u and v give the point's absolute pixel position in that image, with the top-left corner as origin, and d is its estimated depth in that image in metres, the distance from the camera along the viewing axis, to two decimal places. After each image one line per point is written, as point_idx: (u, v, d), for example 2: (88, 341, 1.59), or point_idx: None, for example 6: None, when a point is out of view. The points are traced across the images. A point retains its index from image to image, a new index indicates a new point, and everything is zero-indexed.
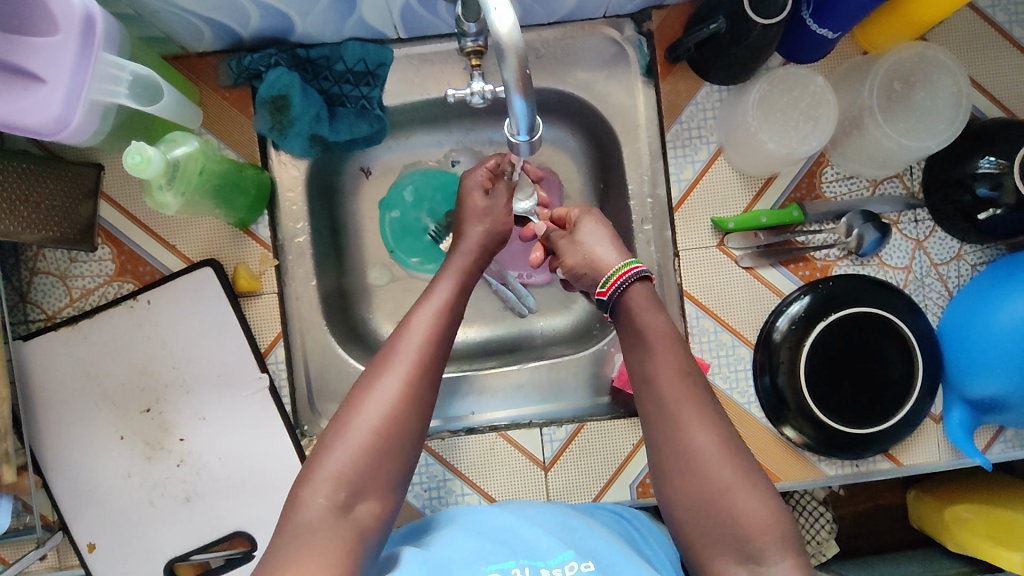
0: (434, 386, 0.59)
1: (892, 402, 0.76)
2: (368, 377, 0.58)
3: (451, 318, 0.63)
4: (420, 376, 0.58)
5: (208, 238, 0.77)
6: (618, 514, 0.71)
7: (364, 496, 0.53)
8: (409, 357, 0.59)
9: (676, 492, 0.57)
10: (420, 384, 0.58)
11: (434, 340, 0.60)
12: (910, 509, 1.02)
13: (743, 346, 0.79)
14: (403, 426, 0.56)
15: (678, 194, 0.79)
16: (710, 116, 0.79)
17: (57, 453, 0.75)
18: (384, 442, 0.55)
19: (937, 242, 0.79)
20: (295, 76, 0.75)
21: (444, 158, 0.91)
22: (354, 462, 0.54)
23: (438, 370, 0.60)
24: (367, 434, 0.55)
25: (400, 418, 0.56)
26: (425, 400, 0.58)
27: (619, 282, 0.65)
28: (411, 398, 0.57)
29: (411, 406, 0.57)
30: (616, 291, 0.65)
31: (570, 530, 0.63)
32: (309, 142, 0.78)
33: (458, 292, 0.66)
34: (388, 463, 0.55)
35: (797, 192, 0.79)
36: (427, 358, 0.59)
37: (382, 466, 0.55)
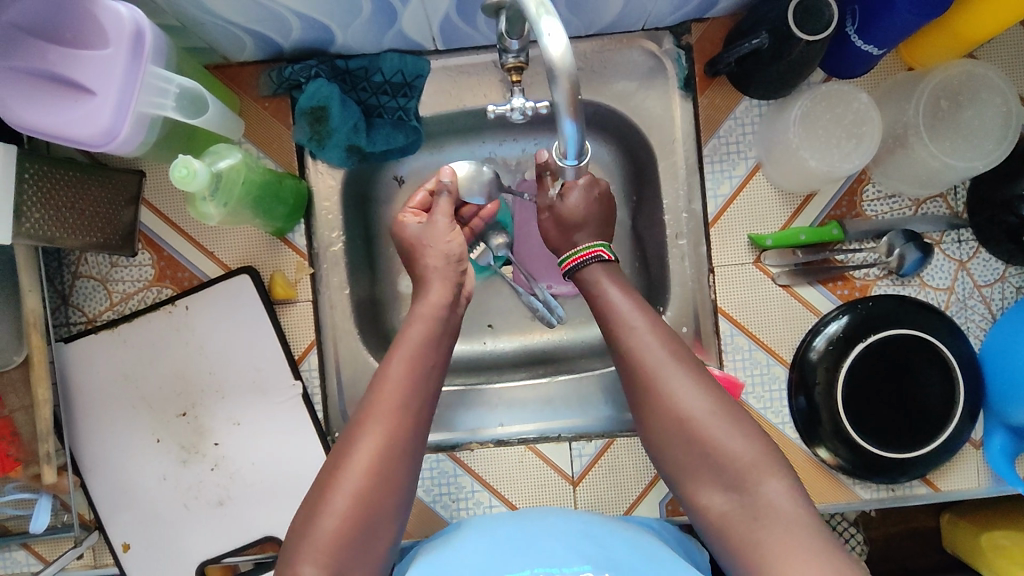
0: (409, 455, 0.57)
1: (928, 430, 0.75)
2: (337, 455, 0.56)
3: (425, 369, 0.60)
4: (386, 452, 0.56)
5: (245, 245, 0.78)
6: (648, 526, 0.70)
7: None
8: (377, 432, 0.56)
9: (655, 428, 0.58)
10: (394, 456, 0.56)
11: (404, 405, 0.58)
12: (944, 532, 0.99)
13: (777, 365, 0.78)
14: (375, 507, 0.54)
15: (714, 210, 0.79)
16: (749, 131, 0.78)
17: (95, 455, 0.76)
18: (359, 527, 0.53)
19: (981, 263, 0.77)
20: (334, 87, 0.75)
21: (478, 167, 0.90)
22: (331, 549, 0.52)
23: (413, 435, 0.58)
24: (340, 520, 0.53)
25: (373, 500, 0.54)
26: (396, 476, 0.56)
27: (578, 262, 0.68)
28: (379, 477, 0.55)
29: (382, 486, 0.55)
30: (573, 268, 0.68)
31: (589, 539, 0.62)
32: (347, 153, 0.79)
33: (429, 343, 0.62)
34: (365, 545, 0.54)
35: (837, 211, 0.78)
36: (395, 429, 0.57)
37: (360, 546, 0.54)
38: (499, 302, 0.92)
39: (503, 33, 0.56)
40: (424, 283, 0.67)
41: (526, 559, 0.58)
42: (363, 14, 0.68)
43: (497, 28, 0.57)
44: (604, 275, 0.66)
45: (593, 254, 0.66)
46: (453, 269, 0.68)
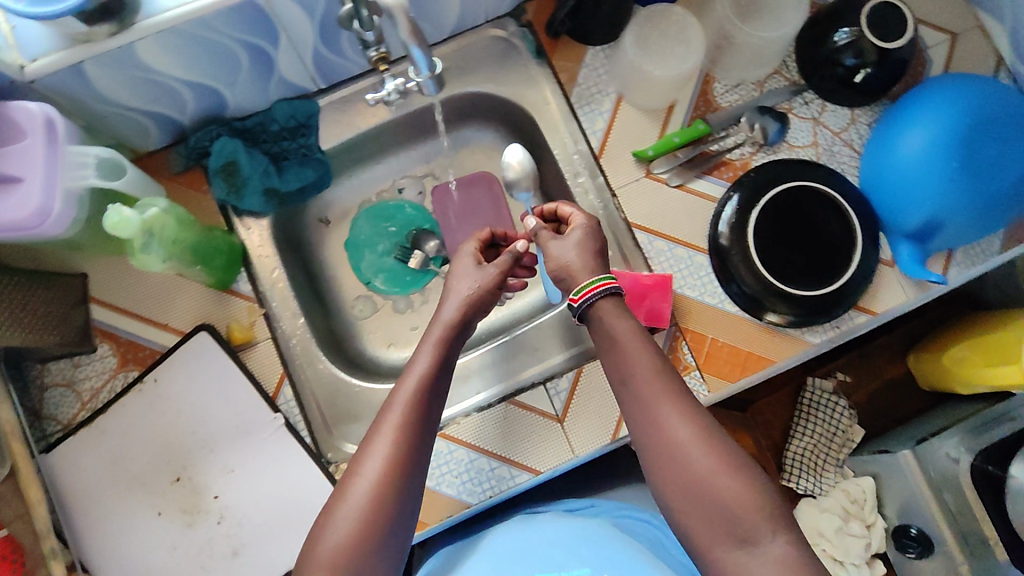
0: (419, 458, 0.62)
1: (842, 261, 0.82)
2: (354, 462, 0.62)
3: (433, 389, 0.66)
4: (400, 453, 0.61)
5: (196, 307, 0.83)
6: (649, 526, 0.76)
7: None
8: (389, 436, 0.62)
9: (664, 475, 0.61)
10: (406, 457, 0.61)
11: (414, 419, 0.63)
12: (916, 372, 1.07)
13: (698, 255, 0.86)
14: (387, 509, 0.59)
15: (597, 143, 0.88)
16: (602, 72, 0.89)
17: (102, 549, 0.77)
18: (371, 528, 0.58)
19: (831, 115, 0.89)
20: (236, 141, 0.82)
21: (392, 187, 1.01)
22: (346, 548, 0.57)
23: (419, 447, 0.63)
24: (354, 520, 0.58)
25: (385, 504, 0.59)
26: (410, 477, 0.61)
27: (589, 296, 0.68)
28: (393, 477, 0.60)
29: (396, 488, 0.60)
30: (584, 305, 0.68)
31: (589, 543, 0.68)
32: (265, 197, 0.85)
33: (440, 362, 0.68)
34: (380, 544, 0.58)
35: (697, 111, 0.89)
36: (410, 433, 0.62)
37: (375, 547, 0.58)
38: None
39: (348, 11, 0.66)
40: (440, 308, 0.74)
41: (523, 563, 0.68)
42: (243, 68, 0.77)
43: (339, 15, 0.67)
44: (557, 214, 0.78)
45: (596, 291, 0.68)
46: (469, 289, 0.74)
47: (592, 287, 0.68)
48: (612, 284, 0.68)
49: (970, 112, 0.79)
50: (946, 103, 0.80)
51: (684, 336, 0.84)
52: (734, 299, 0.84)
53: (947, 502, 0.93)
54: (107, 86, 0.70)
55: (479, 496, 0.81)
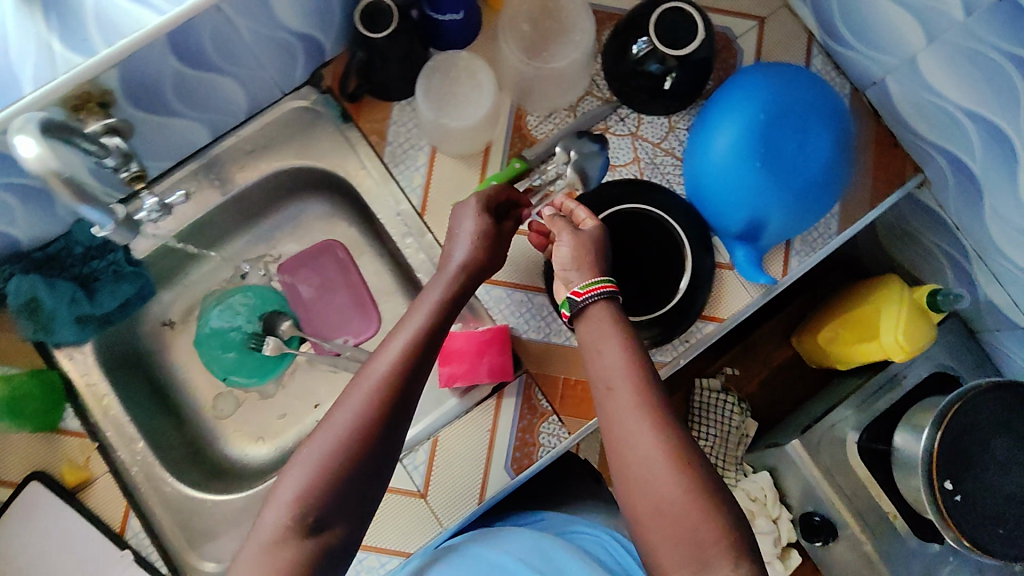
0: (405, 404, 0.63)
1: (677, 275, 0.83)
2: (347, 389, 0.63)
3: (422, 346, 0.66)
4: (389, 394, 0.62)
5: (24, 455, 0.78)
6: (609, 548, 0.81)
7: (331, 522, 0.58)
8: (381, 370, 0.63)
9: (623, 464, 0.63)
10: (388, 402, 0.62)
11: (393, 375, 0.63)
12: (803, 351, 1.06)
13: (536, 296, 0.84)
14: (365, 448, 0.60)
15: (418, 200, 0.85)
16: (411, 126, 0.86)
17: None
18: (342, 468, 0.59)
19: (650, 126, 0.87)
20: (34, 276, 0.79)
21: (235, 274, 0.97)
22: (307, 490, 0.58)
23: (401, 402, 0.63)
24: (318, 465, 0.59)
25: (342, 468, 0.59)
26: (382, 428, 0.61)
27: (596, 291, 0.69)
28: (374, 420, 0.61)
29: (370, 435, 0.60)
30: (590, 297, 0.69)
31: (542, 554, 0.75)
32: (80, 324, 0.81)
33: (447, 304, 0.69)
34: (353, 486, 0.59)
35: (514, 148, 0.86)
36: (394, 377, 0.63)
37: (339, 495, 0.59)
38: (315, 379, 0.96)
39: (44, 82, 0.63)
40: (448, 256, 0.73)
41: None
42: (14, 205, 0.73)
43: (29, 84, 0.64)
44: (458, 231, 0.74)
45: (604, 290, 0.69)
46: (464, 242, 0.73)
47: (596, 288, 0.69)
48: (610, 286, 0.69)
49: (767, 106, 0.77)
50: (743, 99, 0.78)
51: (537, 381, 0.82)
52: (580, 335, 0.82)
53: (840, 485, 0.92)
54: None
55: None
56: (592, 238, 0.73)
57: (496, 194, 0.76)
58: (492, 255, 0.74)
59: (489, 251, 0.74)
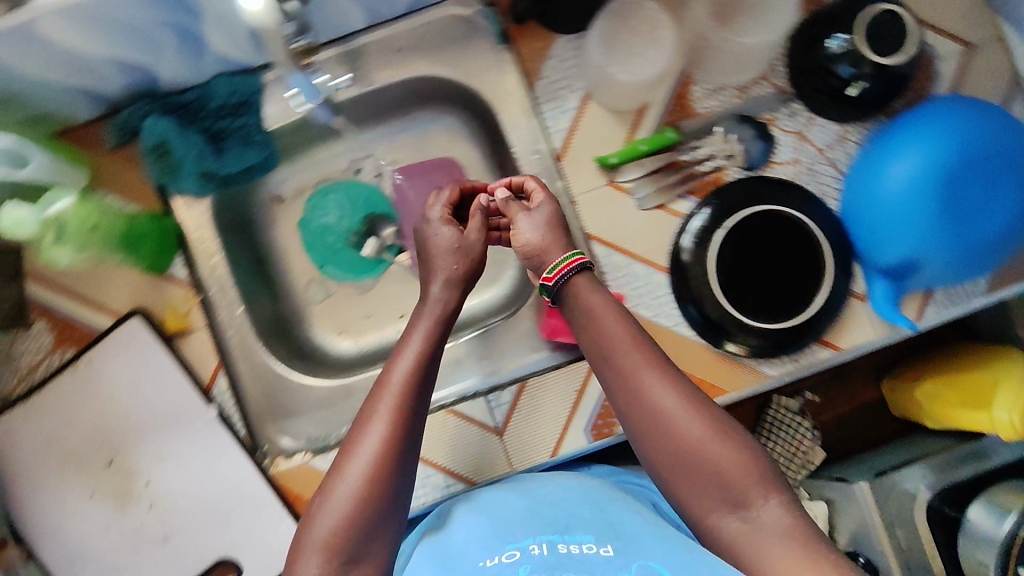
0: (411, 447, 0.62)
1: (807, 291, 0.77)
2: (352, 438, 0.61)
3: (419, 385, 0.64)
4: (389, 444, 0.60)
5: (131, 290, 0.81)
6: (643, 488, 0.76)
7: (361, 559, 0.57)
8: (378, 429, 0.61)
9: (657, 449, 0.59)
10: (398, 451, 0.60)
11: (403, 408, 0.62)
12: (889, 397, 1.03)
13: (657, 273, 0.81)
14: (386, 498, 0.59)
15: (560, 143, 0.82)
16: (569, 64, 0.82)
17: (36, 525, 0.79)
18: (363, 511, 0.58)
19: (819, 130, 0.81)
20: (167, 121, 0.79)
21: (350, 167, 0.96)
22: (341, 529, 0.57)
23: (410, 437, 0.62)
24: (351, 501, 0.58)
25: (380, 487, 0.59)
26: (400, 468, 0.60)
27: (565, 270, 0.66)
28: (384, 471, 0.59)
29: (387, 482, 0.59)
30: (560, 278, 0.66)
31: (592, 506, 0.66)
32: (202, 180, 0.82)
33: (429, 355, 0.66)
34: (378, 528, 0.59)
35: (671, 116, 0.81)
36: (394, 428, 0.61)
37: (375, 531, 0.58)
38: (406, 291, 0.96)
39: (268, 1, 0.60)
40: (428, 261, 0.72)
41: (531, 528, 0.63)
42: (169, 45, 0.72)
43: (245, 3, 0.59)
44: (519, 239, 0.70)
45: (572, 265, 0.66)
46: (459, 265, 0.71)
47: (570, 262, 0.66)
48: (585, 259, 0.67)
49: (961, 147, 0.71)
50: (936, 132, 0.72)
51: None
52: (690, 324, 0.79)
53: (898, 539, 0.89)
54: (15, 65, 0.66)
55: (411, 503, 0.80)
56: (547, 212, 0.71)
57: (456, 197, 0.77)
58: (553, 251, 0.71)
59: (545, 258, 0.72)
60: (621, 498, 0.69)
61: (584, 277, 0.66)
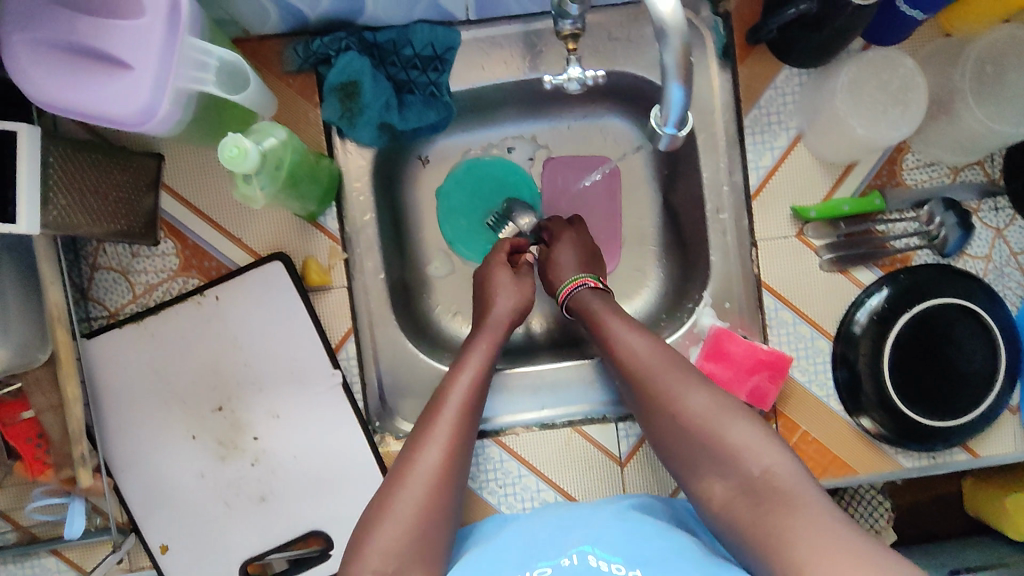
0: (464, 461, 0.65)
1: (970, 396, 0.75)
2: (411, 448, 0.65)
3: (472, 406, 0.68)
4: (448, 456, 0.64)
5: (274, 229, 0.75)
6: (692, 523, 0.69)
7: (413, 569, 0.57)
8: (442, 437, 0.65)
9: (672, 443, 0.64)
10: (453, 461, 0.64)
11: (459, 426, 0.66)
12: (966, 496, 1.02)
13: (822, 338, 0.78)
14: (440, 506, 0.61)
15: (755, 182, 0.77)
16: (790, 101, 0.77)
17: (125, 453, 0.73)
18: (424, 519, 0.60)
19: (1018, 231, 0.78)
20: (365, 60, 0.72)
21: (501, 144, 0.90)
22: (400, 536, 0.58)
23: (463, 453, 0.66)
24: (411, 508, 0.60)
25: (437, 500, 0.61)
26: (455, 478, 0.64)
27: (570, 288, 0.78)
28: (443, 478, 0.62)
29: (443, 489, 0.62)
30: (568, 296, 0.78)
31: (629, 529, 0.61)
32: (379, 131, 0.76)
33: (477, 384, 0.70)
34: (432, 538, 0.60)
35: (877, 180, 0.77)
36: (452, 440, 0.65)
37: (429, 538, 0.60)
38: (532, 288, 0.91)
39: (567, 79, 0.58)
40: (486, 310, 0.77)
41: (559, 547, 0.58)
42: None
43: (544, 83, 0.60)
44: (600, 299, 0.76)
45: (580, 283, 0.78)
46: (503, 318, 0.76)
47: (577, 282, 0.78)
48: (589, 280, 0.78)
49: None
50: None
51: (777, 419, 0.78)
52: (835, 384, 0.77)
53: None
54: None
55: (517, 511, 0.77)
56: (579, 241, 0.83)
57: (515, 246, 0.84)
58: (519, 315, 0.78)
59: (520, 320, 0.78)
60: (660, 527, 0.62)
61: (587, 292, 0.77)
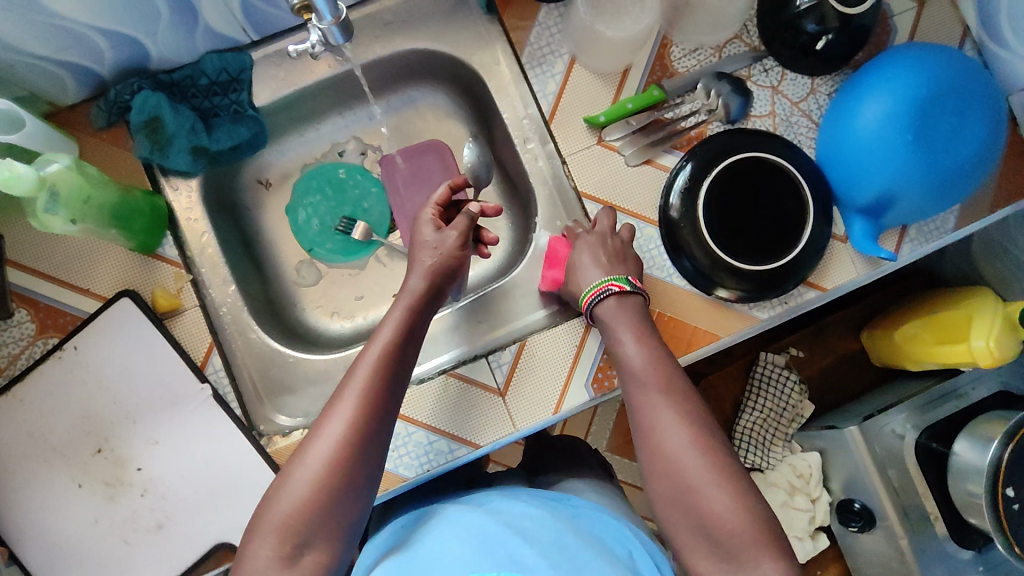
0: (380, 427, 0.62)
1: (792, 235, 0.80)
2: (319, 421, 0.62)
3: (393, 368, 0.65)
4: (358, 423, 0.61)
5: (119, 272, 0.78)
6: (619, 531, 0.68)
7: (312, 546, 0.57)
8: (349, 405, 0.62)
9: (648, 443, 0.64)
10: (366, 427, 0.61)
11: (373, 392, 0.63)
12: (869, 347, 1.08)
13: (648, 228, 0.84)
14: (347, 474, 0.59)
15: (548, 107, 0.84)
16: (555, 31, 0.84)
17: (20, 522, 0.74)
18: (325, 491, 0.58)
19: (791, 83, 0.86)
20: (160, 95, 0.78)
21: (330, 150, 0.96)
22: (298, 511, 0.58)
23: (379, 422, 0.63)
24: (311, 483, 0.59)
25: (339, 478, 0.59)
26: (368, 446, 0.61)
27: (597, 295, 0.73)
28: (350, 446, 0.60)
29: (351, 457, 0.60)
30: (592, 304, 0.73)
31: (559, 541, 0.61)
32: (193, 155, 0.81)
33: (397, 343, 0.66)
34: (334, 508, 0.59)
35: (653, 76, 0.85)
36: (365, 406, 0.62)
37: (331, 510, 0.59)
38: (392, 272, 0.95)
39: (308, 44, 0.65)
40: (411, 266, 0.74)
41: (489, 565, 0.57)
42: (162, 14, 0.70)
43: (290, 53, 0.66)
44: (619, 309, 0.72)
45: (606, 288, 0.72)
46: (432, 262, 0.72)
47: (601, 287, 0.73)
48: (610, 287, 0.72)
49: (929, 82, 0.74)
50: (904, 69, 0.76)
51: None
52: (685, 275, 0.82)
53: (891, 479, 0.92)
54: (11, 35, 0.64)
55: (417, 469, 0.80)
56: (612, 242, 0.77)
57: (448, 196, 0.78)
58: (450, 271, 0.73)
59: (447, 278, 0.73)
60: (581, 534, 0.64)
61: (610, 305, 0.72)
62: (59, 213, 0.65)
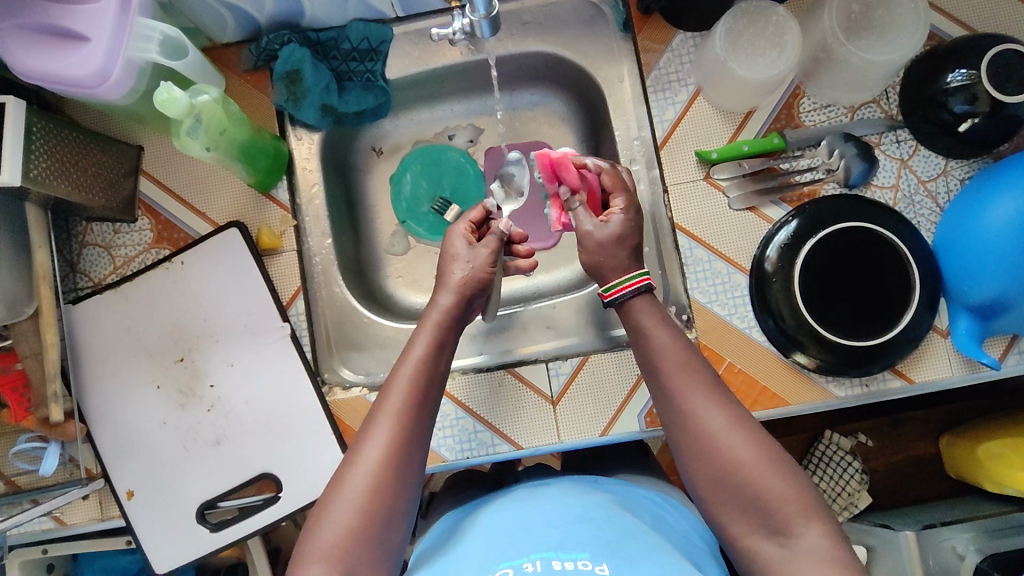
0: (417, 440, 0.61)
1: (887, 315, 0.76)
2: (359, 434, 0.61)
3: (427, 377, 0.64)
4: (398, 440, 0.60)
5: (234, 203, 0.85)
6: (658, 516, 0.68)
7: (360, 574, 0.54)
8: (389, 420, 0.61)
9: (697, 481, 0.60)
10: (405, 443, 0.60)
11: (410, 406, 0.62)
12: (946, 456, 1.01)
13: (738, 273, 0.81)
14: (390, 492, 0.58)
15: (662, 133, 0.84)
16: (686, 60, 0.84)
17: (101, 407, 0.82)
18: (372, 513, 0.56)
19: (923, 160, 0.81)
20: (305, 51, 0.83)
21: (443, 133, 1.00)
22: (347, 534, 0.55)
23: (417, 437, 0.61)
24: (359, 502, 0.56)
25: (382, 504, 0.57)
26: (409, 460, 0.60)
27: (626, 291, 0.67)
28: (393, 464, 0.59)
29: (394, 474, 0.58)
30: (620, 296, 0.67)
31: (589, 520, 0.62)
32: (321, 111, 0.87)
33: (432, 355, 0.65)
34: (381, 528, 0.56)
35: (777, 123, 0.83)
36: (404, 422, 0.61)
37: (377, 532, 0.56)
38: None
39: (451, 30, 0.70)
40: (440, 288, 0.71)
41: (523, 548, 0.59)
42: None
43: (432, 35, 0.70)
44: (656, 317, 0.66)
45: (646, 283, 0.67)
46: (466, 284, 0.70)
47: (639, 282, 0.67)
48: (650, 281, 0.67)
49: None
50: None
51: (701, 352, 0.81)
52: (766, 334, 0.79)
53: None
54: None
55: (457, 454, 0.82)
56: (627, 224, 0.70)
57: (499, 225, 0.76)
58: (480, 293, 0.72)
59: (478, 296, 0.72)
60: (624, 514, 0.65)
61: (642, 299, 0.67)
62: (199, 140, 0.71)
